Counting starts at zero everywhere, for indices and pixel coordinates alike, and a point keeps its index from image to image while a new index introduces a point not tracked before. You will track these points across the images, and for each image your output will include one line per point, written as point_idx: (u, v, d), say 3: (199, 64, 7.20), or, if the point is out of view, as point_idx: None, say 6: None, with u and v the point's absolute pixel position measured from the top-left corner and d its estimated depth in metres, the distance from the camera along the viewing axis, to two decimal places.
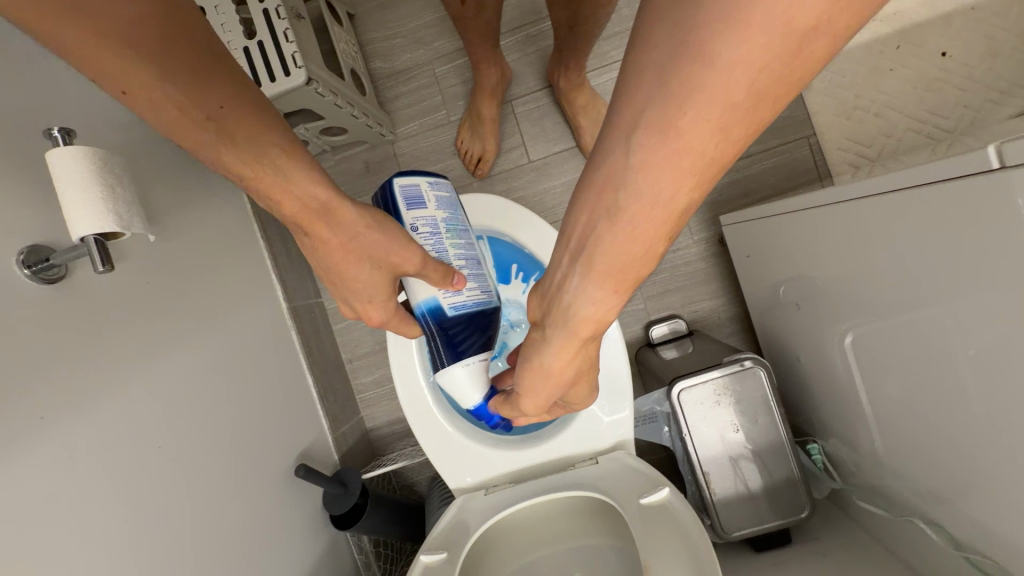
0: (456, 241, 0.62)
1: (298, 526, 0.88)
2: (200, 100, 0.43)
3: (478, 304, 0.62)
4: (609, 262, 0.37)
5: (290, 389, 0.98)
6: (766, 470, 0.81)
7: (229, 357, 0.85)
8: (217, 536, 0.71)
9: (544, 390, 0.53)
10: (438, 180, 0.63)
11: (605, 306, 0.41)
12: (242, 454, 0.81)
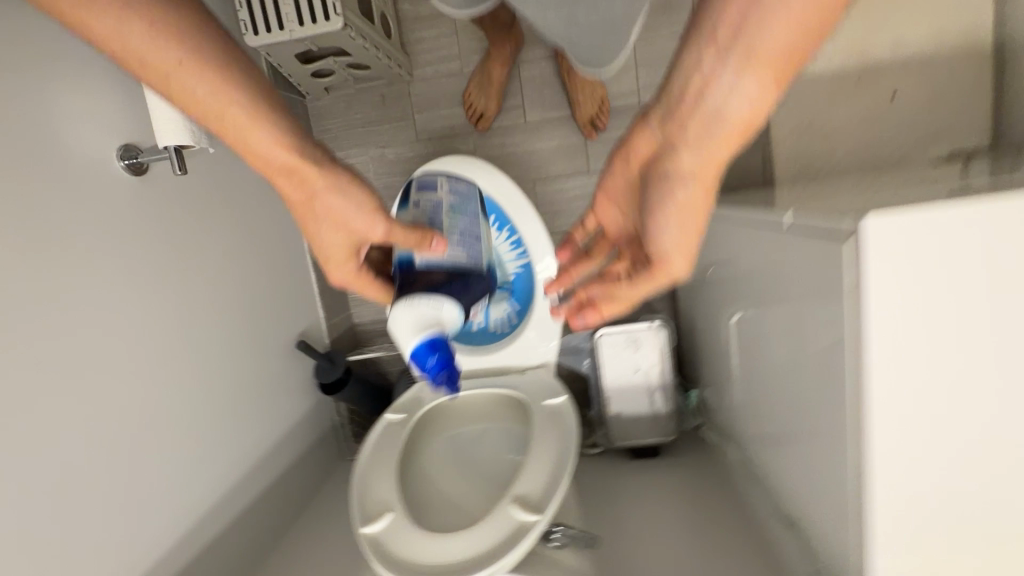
0: (455, 216, 0.80)
1: (293, 385, 1.13)
2: (172, 62, 0.51)
3: (455, 264, 0.75)
4: (776, 47, 0.41)
5: (296, 281, 1.20)
6: (650, 404, 1.07)
7: (252, 248, 1.05)
8: (235, 379, 0.96)
9: (686, 226, 0.57)
10: (460, 181, 0.88)
11: (758, 104, 0.45)
12: (256, 324, 1.04)
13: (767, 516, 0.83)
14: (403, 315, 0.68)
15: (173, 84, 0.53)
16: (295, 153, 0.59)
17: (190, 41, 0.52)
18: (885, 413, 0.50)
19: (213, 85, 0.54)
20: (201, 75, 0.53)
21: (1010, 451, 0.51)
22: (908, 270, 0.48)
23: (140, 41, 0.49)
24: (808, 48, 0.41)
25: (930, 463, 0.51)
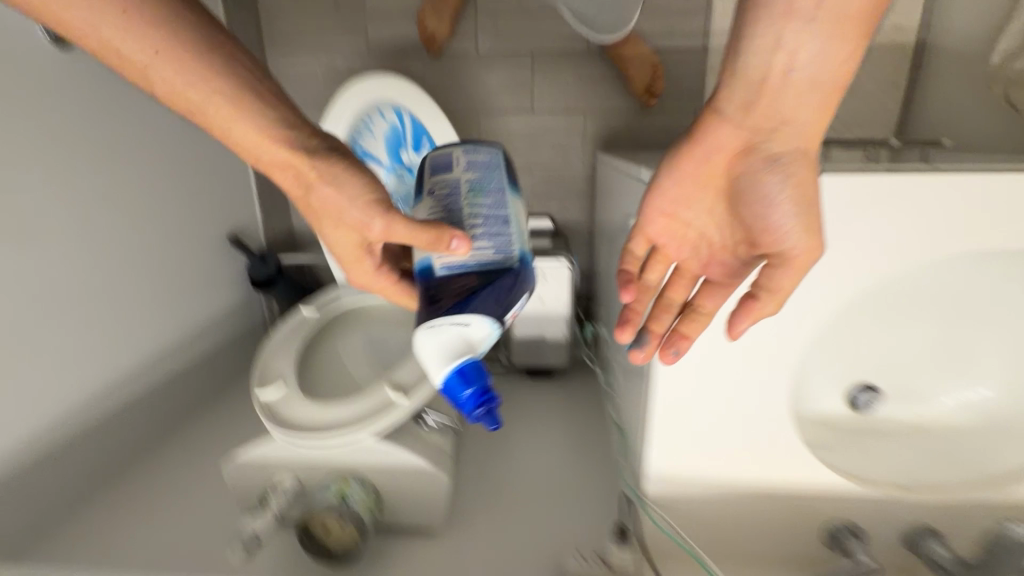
0: (476, 199, 0.67)
1: (223, 277, 1.19)
2: (168, 71, 0.58)
3: (483, 264, 0.63)
4: (844, 23, 0.47)
5: (233, 179, 1.24)
6: (549, 333, 1.16)
7: (185, 140, 1.08)
8: (161, 261, 1.01)
9: (811, 195, 0.52)
10: (481, 150, 0.72)
11: (838, 55, 0.48)
12: (186, 214, 1.08)
13: (611, 423, 0.99)
14: (428, 343, 0.59)
15: (162, 80, 0.59)
16: (287, 148, 0.62)
17: (183, 54, 0.58)
18: (673, 339, 0.61)
19: (195, 80, 0.59)
20: (181, 70, 0.58)
21: (767, 387, 0.62)
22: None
23: (143, 59, 0.57)
24: (866, 26, 0.47)
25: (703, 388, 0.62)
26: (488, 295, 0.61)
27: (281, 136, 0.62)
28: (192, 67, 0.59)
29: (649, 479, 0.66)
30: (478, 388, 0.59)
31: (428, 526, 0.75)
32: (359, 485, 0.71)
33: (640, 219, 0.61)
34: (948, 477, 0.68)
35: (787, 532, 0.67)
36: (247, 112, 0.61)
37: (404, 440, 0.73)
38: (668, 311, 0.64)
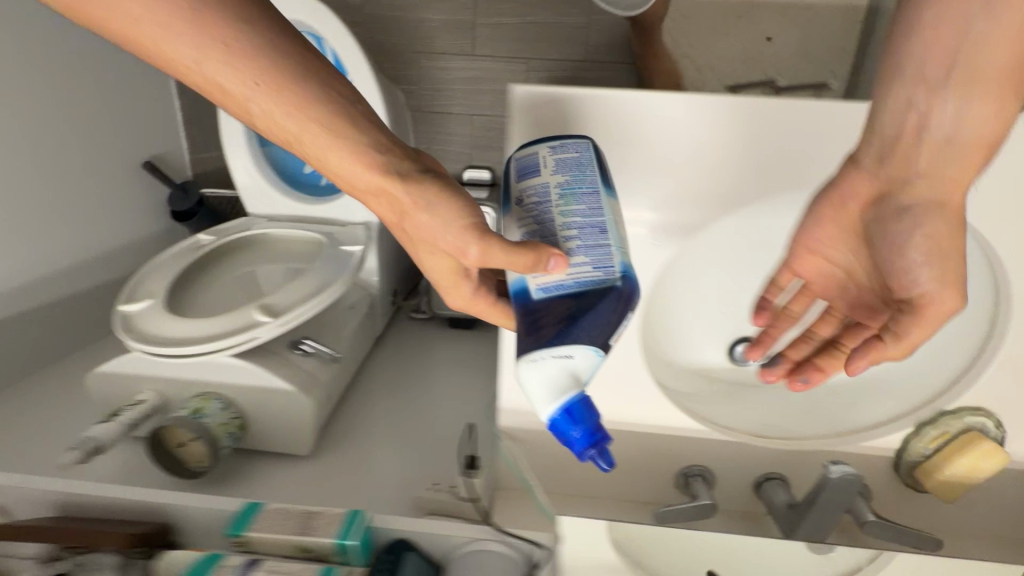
0: (568, 207, 0.53)
1: (140, 205, 1.16)
2: (247, 84, 0.47)
3: (583, 286, 0.50)
4: (1001, 69, 0.43)
5: (156, 107, 1.20)
6: None
7: (94, 57, 1.04)
8: (62, 177, 0.97)
9: (942, 251, 0.49)
10: (568, 142, 0.56)
11: (985, 119, 0.45)
12: (96, 134, 1.05)
13: None
14: (530, 376, 0.51)
15: (246, 102, 0.48)
16: (377, 170, 0.51)
17: (244, 51, 0.46)
18: None
19: (289, 101, 0.48)
20: (286, 98, 0.48)
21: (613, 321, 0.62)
22: (556, 134, 0.62)
23: (204, 67, 0.46)
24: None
25: None
26: (593, 320, 0.49)
27: (383, 159, 0.51)
28: (279, 80, 0.48)
29: (500, 412, 0.65)
30: (588, 427, 0.51)
31: (294, 450, 0.75)
32: (220, 406, 0.70)
33: (785, 258, 0.60)
34: (809, 429, 0.66)
35: (646, 476, 0.66)
36: (365, 145, 0.50)
37: (267, 361, 0.72)
38: (808, 343, 0.65)
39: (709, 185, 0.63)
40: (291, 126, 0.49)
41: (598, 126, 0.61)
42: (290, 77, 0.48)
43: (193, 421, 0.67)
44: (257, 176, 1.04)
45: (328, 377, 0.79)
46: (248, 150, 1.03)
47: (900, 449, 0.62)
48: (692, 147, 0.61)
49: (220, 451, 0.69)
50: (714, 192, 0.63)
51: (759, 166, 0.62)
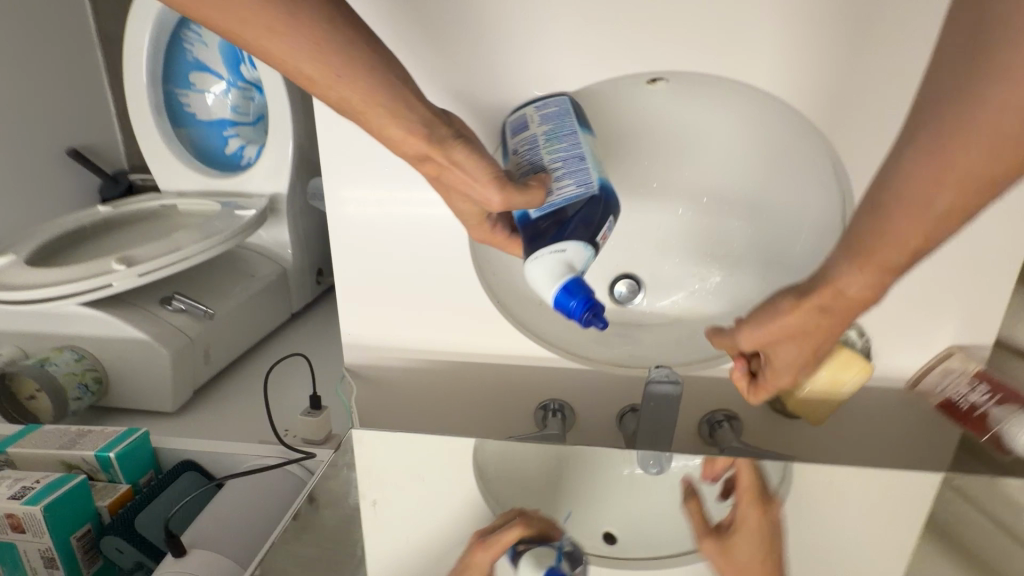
0: (554, 149, 0.51)
1: (71, 196, 1.14)
2: (323, 63, 0.47)
3: (573, 202, 0.51)
4: (886, 245, 0.40)
5: (86, 98, 1.18)
6: None
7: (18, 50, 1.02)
8: None
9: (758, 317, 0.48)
10: (548, 97, 0.53)
11: (859, 279, 0.42)
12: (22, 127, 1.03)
13: None
14: (537, 268, 0.50)
15: (288, 60, 0.46)
16: (423, 137, 0.49)
17: (316, 29, 0.45)
18: (339, 186, 0.57)
19: (354, 75, 0.47)
20: (328, 57, 0.46)
21: (442, 241, 0.58)
22: (423, 28, 0.54)
23: (286, 51, 0.46)
24: (905, 243, 0.40)
25: (379, 243, 0.59)
26: (578, 220, 0.50)
27: (419, 118, 0.49)
28: (350, 60, 0.47)
29: (344, 347, 0.63)
30: (584, 292, 0.49)
31: (160, 407, 0.74)
32: (74, 356, 0.69)
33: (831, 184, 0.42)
34: (677, 354, 0.65)
35: (500, 410, 0.64)
36: (398, 102, 0.49)
37: (129, 315, 0.71)
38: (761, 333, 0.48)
39: (514, 72, 0.54)
40: (328, 84, 0.48)
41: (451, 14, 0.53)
42: (337, 37, 0.47)
43: (40, 369, 0.66)
44: (168, 152, 1.05)
45: (203, 334, 0.77)
46: (158, 128, 1.04)
47: None
48: (495, 22, 0.52)
49: (70, 400, 0.67)
50: (520, 77, 0.54)
51: (575, 47, 0.52)
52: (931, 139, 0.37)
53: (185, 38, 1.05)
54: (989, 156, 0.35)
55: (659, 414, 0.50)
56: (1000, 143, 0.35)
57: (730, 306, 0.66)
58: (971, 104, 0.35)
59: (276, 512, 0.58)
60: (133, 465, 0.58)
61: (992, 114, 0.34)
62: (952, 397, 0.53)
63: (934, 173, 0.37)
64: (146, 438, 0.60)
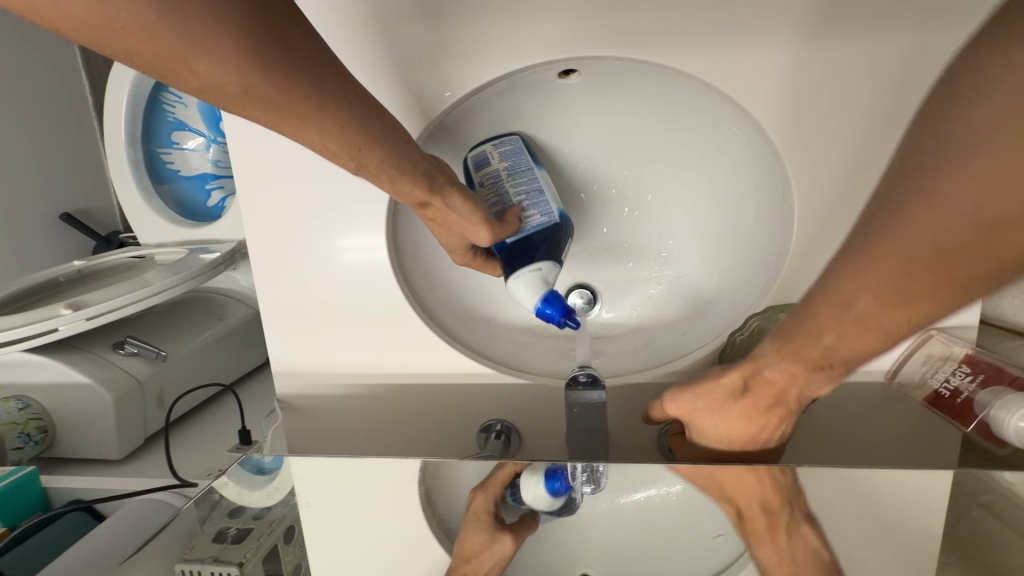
0: (517, 184, 0.55)
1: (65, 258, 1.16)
2: (338, 139, 0.43)
3: (543, 231, 0.55)
4: (807, 337, 0.38)
5: (83, 165, 1.22)
6: None
7: (14, 125, 1.07)
8: None
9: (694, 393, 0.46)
10: (503, 136, 0.57)
11: (787, 378, 0.40)
12: (15, 196, 1.06)
13: None
14: (523, 287, 0.54)
15: (295, 132, 0.42)
16: (424, 188, 0.48)
17: (331, 105, 0.41)
18: (257, 208, 0.56)
19: (359, 142, 0.44)
20: (352, 134, 0.43)
21: (367, 265, 0.56)
22: (364, 35, 0.50)
23: (294, 124, 0.41)
24: (824, 337, 0.37)
25: (299, 265, 0.57)
26: (546, 242, 0.55)
27: (423, 171, 0.48)
28: (361, 137, 0.44)
29: (275, 376, 0.60)
30: (559, 304, 0.53)
31: (106, 455, 0.72)
32: (19, 405, 0.67)
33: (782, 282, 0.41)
34: (631, 363, 0.58)
35: (441, 434, 0.58)
36: (405, 162, 0.47)
37: (75, 360, 0.69)
38: (705, 405, 0.45)
39: (415, 74, 0.51)
40: (349, 156, 0.44)
41: (399, 22, 0.50)
42: (360, 113, 0.43)
43: None
44: (146, 206, 1.08)
45: (154, 377, 0.75)
46: (138, 184, 1.07)
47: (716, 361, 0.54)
48: (390, 22, 0.50)
49: (9, 450, 0.65)
50: (421, 77, 0.51)
51: (475, 39, 0.49)
52: (873, 242, 0.34)
53: (166, 100, 1.08)
54: (916, 274, 0.33)
55: (584, 422, 0.47)
56: (930, 263, 0.32)
57: (686, 308, 0.61)
58: (915, 213, 0.33)
59: (142, 529, 0.55)
60: (14, 505, 0.55)
61: (930, 225, 0.32)
62: (935, 387, 0.47)
63: (864, 272, 0.34)
64: (33, 475, 0.57)
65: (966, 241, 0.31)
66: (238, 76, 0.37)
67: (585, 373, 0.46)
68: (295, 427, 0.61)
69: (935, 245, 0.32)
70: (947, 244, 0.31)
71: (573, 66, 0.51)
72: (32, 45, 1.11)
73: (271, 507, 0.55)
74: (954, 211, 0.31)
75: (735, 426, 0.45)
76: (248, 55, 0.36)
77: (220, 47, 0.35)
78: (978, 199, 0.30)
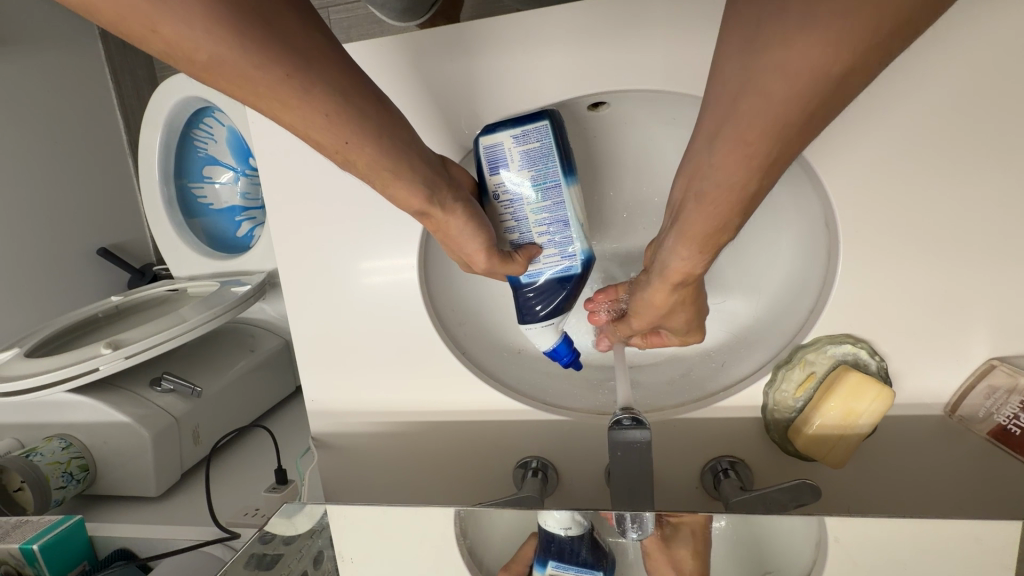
0: (539, 212, 0.52)
1: (103, 293, 1.19)
2: (334, 128, 0.40)
3: (560, 274, 0.55)
4: (697, 233, 0.40)
5: (118, 202, 1.27)
6: None
7: (56, 165, 1.12)
8: (19, 276, 1.01)
9: (642, 305, 0.51)
10: (528, 125, 0.50)
11: (693, 265, 0.44)
12: (57, 233, 1.10)
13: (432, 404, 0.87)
14: (541, 338, 0.58)
15: (278, 114, 0.39)
16: (420, 199, 0.45)
17: (318, 82, 0.38)
18: (292, 247, 0.57)
19: (347, 132, 0.40)
20: (340, 124, 0.40)
21: (399, 299, 0.56)
22: (398, 76, 0.51)
23: (274, 107, 0.38)
24: (713, 225, 0.39)
25: (331, 303, 0.57)
26: (555, 293, 0.56)
27: (423, 179, 0.45)
28: (347, 118, 0.40)
29: (311, 414, 0.60)
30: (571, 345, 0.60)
31: (145, 492, 0.73)
32: (61, 445, 0.69)
33: (680, 167, 0.41)
34: (668, 395, 0.57)
35: (478, 475, 0.57)
36: (403, 165, 0.44)
37: (114, 398, 0.71)
38: (647, 316, 0.52)
39: (444, 113, 0.52)
40: (337, 149, 0.41)
41: (433, 60, 0.50)
42: (350, 102, 0.40)
43: (24, 460, 0.65)
44: (177, 239, 1.10)
45: (191, 413, 0.76)
46: (169, 218, 1.10)
47: (764, 404, 0.50)
48: (420, 64, 0.51)
49: (53, 490, 0.66)
50: (447, 117, 0.52)
51: (503, 76, 0.50)
52: (734, 112, 0.33)
53: (196, 136, 1.11)
54: (771, 151, 0.33)
55: (629, 466, 0.45)
56: (782, 135, 0.32)
57: (725, 337, 0.60)
58: (755, 90, 0.31)
59: None
60: (62, 556, 0.56)
61: (781, 90, 0.30)
62: (1002, 422, 0.45)
63: (732, 164, 0.35)
64: (80, 523, 0.58)
65: (805, 113, 0.31)
66: (209, 48, 0.33)
67: (629, 414, 0.44)
68: (332, 466, 0.61)
69: (786, 103, 0.30)
70: (803, 102, 0.30)
71: (603, 97, 0.51)
72: (72, 91, 1.18)
73: (300, 533, 0.52)
74: (789, 84, 0.30)
75: (699, 300, 0.50)
76: (219, 20, 0.32)
77: (185, 6, 0.31)
78: (828, 49, 0.27)
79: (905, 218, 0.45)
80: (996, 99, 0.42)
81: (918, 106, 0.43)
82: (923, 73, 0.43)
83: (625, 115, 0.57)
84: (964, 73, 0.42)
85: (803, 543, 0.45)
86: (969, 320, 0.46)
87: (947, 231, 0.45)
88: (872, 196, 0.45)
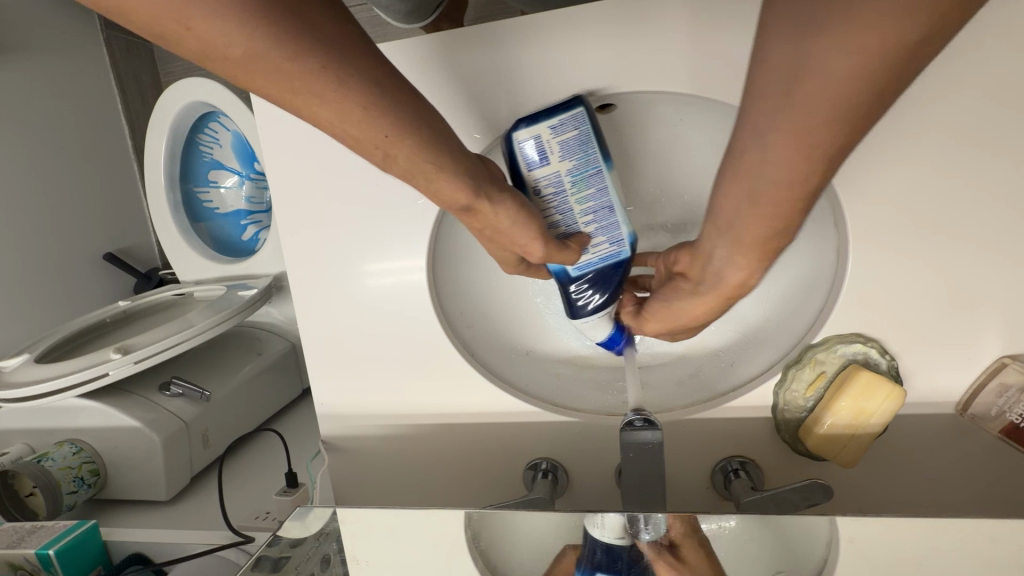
0: (583, 197, 0.51)
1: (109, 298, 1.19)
2: (376, 123, 0.40)
3: (610, 260, 0.53)
4: (753, 234, 0.40)
5: (123, 206, 1.28)
6: None
7: (62, 171, 1.13)
8: (27, 282, 1.02)
9: (676, 314, 0.52)
10: (562, 114, 0.49)
11: (746, 271, 0.44)
12: (63, 238, 1.11)
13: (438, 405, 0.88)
14: (596, 330, 0.57)
15: (316, 112, 0.39)
16: (470, 192, 0.45)
17: (359, 75, 0.38)
18: (300, 250, 0.57)
19: (388, 128, 0.40)
20: (375, 119, 0.40)
21: (407, 301, 0.56)
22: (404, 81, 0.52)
23: (316, 105, 0.38)
24: (772, 224, 0.39)
25: (339, 306, 0.57)
26: (609, 282, 0.54)
27: (467, 171, 0.45)
28: (384, 112, 0.40)
29: (320, 418, 0.60)
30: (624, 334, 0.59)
31: (156, 497, 0.73)
32: (71, 450, 0.70)
33: (720, 170, 0.41)
34: (677, 396, 0.57)
35: (488, 477, 0.57)
36: (449, 159, 0.43)
37: (125, 403, 0.71)
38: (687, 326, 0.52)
39: (450, 117, 0.52)
40: (376, 144, 0.41)
41: (441, 65, 0.51)
42: (386, 94, 0.40)
43: (36, 466, 0.66)
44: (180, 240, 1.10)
45: (200, 416, 0.77)
46: (174, 222, 1.10)
47: (775, 403, 0.50)
48: (427, 68, 0.51)
49: (65, 495, 0.67)
50: (455, 121, 0.52)
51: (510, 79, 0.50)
52: (789, 105, 0.33)
53: (202, 140, 1.12)
54: (837, 136, 0.33)
55: (640, 467, 0.45)
56: (850, 119, 0.32)
57: (731, 338, 0.60)
58: (816, 81, 0.32)
59: None
60: (78, 562, 0.56)
61: (846, 75, 0.30)
62: (1013, 419, 0.45)
63: (792, 157, 0.35)
64: (96, 528, 0.59)
65: (872, 95, 0.31)
66: (242, 40, 0.33)
67: (640, 415, 0.45)
68: (342, 470, 0.61)
69: (855, 88, 0.31)
70: (873, 84, 0.30)
71: (608, 99, 0.52)
72: (78, 96, 1.19)
73: (308, 536, 0.52)
74: (858, 68, 0.30)
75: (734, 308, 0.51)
76: (251, 11, 0.33)
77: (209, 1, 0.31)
78: (897, 28, 0.28)
79: (915, 217, 0.45)
80: (1004, 98, 0.42)
81: (927, 105, 0.43)
82: (931, 71, 0.43)
83: (632, 116, 0.58)
84: (974, 71, 0.42)
85: (812, 544, 0.45)
86: (980, 318, 0.46)
87: (957, 229, 0.45)
88: (881, 195, 0.45)
